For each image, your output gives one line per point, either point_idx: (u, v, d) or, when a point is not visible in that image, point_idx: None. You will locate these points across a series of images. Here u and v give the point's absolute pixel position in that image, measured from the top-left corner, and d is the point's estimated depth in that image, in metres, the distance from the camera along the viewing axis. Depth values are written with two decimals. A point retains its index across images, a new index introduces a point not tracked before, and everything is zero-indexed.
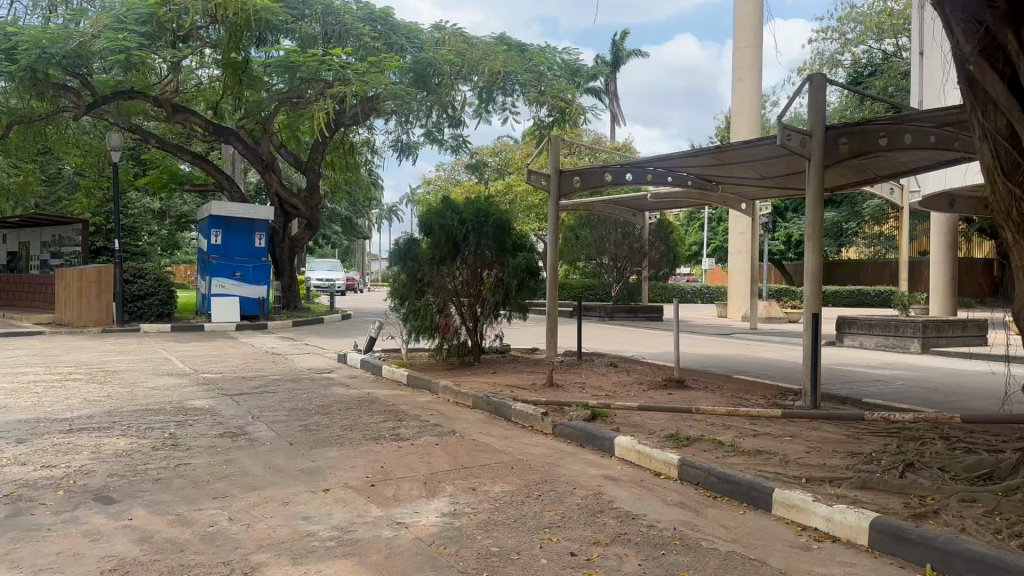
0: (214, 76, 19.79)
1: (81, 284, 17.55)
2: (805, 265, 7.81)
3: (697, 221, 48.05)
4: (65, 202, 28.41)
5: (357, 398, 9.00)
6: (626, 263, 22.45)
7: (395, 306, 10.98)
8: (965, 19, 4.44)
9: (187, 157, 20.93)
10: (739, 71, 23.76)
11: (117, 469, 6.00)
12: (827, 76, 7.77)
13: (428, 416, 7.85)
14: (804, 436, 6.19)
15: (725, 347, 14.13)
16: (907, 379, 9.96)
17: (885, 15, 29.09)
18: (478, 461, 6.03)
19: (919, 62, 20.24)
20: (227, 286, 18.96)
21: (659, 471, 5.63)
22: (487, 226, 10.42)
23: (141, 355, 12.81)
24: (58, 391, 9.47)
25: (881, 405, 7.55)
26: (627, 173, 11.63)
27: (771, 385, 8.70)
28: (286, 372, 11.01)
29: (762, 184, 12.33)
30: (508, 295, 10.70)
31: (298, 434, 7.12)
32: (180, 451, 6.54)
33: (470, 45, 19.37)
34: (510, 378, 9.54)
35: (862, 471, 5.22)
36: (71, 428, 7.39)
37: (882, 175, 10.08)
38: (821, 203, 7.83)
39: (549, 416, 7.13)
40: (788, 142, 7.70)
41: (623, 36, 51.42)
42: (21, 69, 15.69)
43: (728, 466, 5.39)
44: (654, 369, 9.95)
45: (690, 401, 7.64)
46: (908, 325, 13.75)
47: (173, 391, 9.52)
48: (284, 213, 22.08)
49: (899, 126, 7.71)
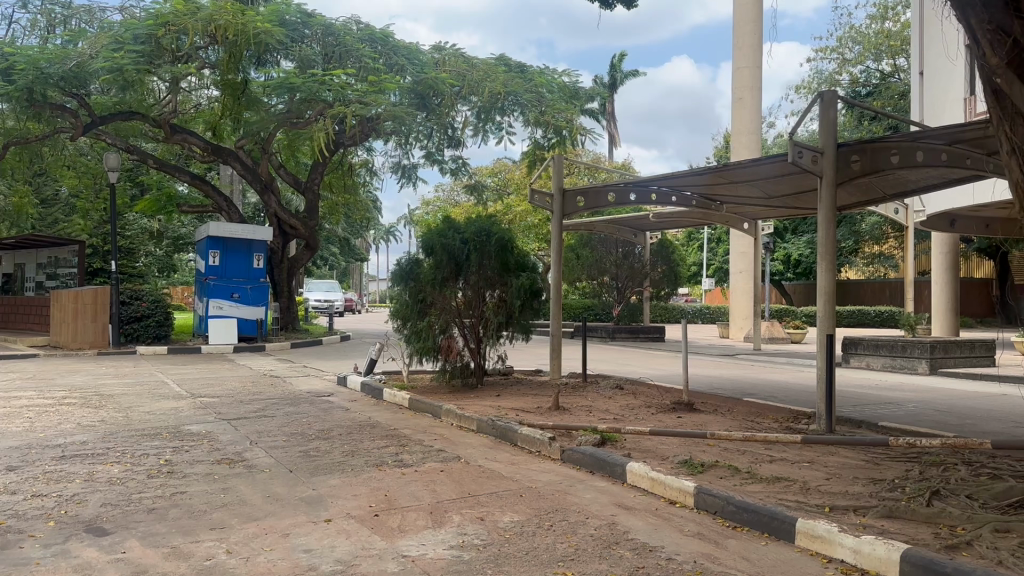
0: (214, 97, 19.64)
1: (76, 306, 17.31)
2: (818, 284, 7.64)
3: (696, 241, 48.04)
4: (62, 224, 28.21)
5: (356, 422, 8.77)
6: (626, 284, 22.28)
7: (396, 327, 10.76)
8: (991, 30, 4.33)
9: (185, 177, 20.78)
10: (738, 92, 23.73)
11: (111, 498, 5.77)
12: (838, 93, 7.63)
13: (431, 441, 7.63)
14: (823, 462, 5.99)
15: (731, 368, 13.91)
16: (919, 401, 9.75)
17: (883, 35, 29.75)
18: (485, 489, 5.81)
19: (918, 80, 20.24)
20: (224, 307, 18.74)
21: (674, 500, 5.43)
22: (488, 245, 10.25)
23: (137, 379, 12.56)
24: (51, 415, 9.22)
25: (898, 430, 7.33)
26: (630, 192, 11.50)
27: (783, 408, 8.48)
28: (285, 396, 10.77)
29: (767, 203, 12.20)
30: (512, 315, 10.48)
31: (297, 460, 6.89)
32: (176, 479, 6.31)
33: (469, 65, 19.43)
34: (515, 401, 9.30)
35: (887, 500, 5.02)
36: (64, 455, 7.16)
37: (891, 194, 9.93)
38: (834, 221, 7.67)
39: (556, 441, 6.91)
40: (799, 159, 7.55)
41: (621, 58, 51.87)
42: (17, 89, 15.58)
43: (746, 494, 5.18)
44: (662, 392, 9.71)
45: (701, 425, 7.41)
46: (916, 345, 13.54)
47: (169, 415, 9.29)
48: (283, 234, 21.89)
49: (911, 143, 7.55)
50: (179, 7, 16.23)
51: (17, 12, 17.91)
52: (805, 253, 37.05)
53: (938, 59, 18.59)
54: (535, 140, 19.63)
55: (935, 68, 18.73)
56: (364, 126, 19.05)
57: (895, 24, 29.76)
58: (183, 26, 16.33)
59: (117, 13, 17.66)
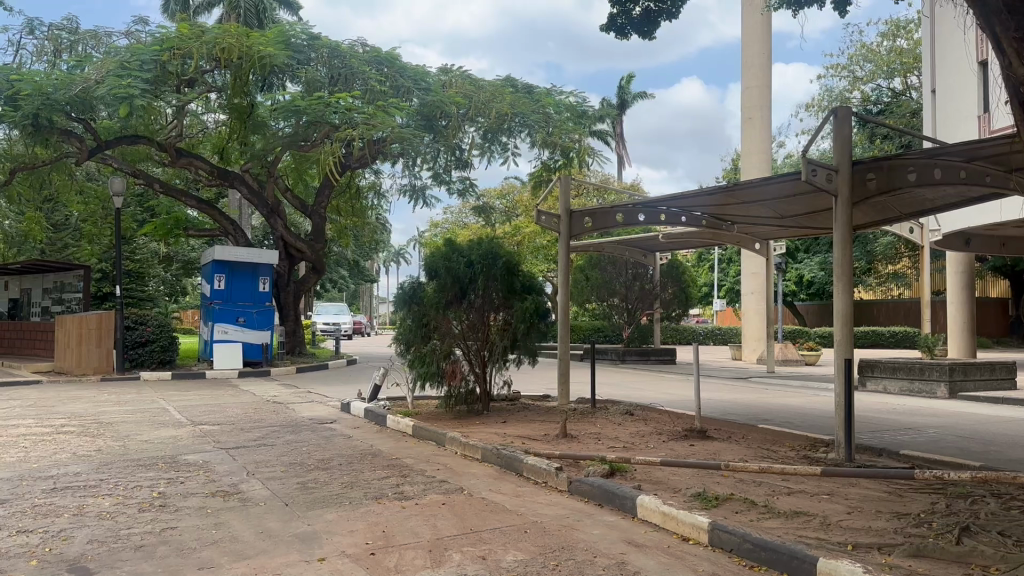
0: (221, 120, 19.56)
1: (81, 331, 17.14)
2: (834, 307, 7.35)
3: (706, 262, 47.72)
4: (71, 249, 28.16)
5: (358, 451, 8.50)
6: (637, 305, 21.96)
7: (400, 351, 10.50)
8: (1017, 39, 4.14)
9: (191, 202, 20.62)
10: (748, 111, 23.56)
11: (99, 534, 5.52)
12: (852, 109, 7.37)
13: (434, 471, 7.36)
14: (843, 494, 5.69)
15: (744, 391, 13.56)
16: (941, 427, 9.40)
17: (895, 53, 29.73)
18: (488, 524, 5.54)
19: (930, 98, 20.13)
20: (230, 331, 18.63)
21: (688, 536, 5.13)
22: (492, 267, 10.04)
23: (138, 406, 12.30)
24: (47, 445, 9.01)
25: (921, 460, 7.00)
26: (640, 213, 11.25)
27: (800, 435, 8.16)
28: (286, 423, 10.52)
29: (778, 222, 11.97)
30: (517, 338, 10.28)
31: (293, 492, 6.64)
32: (168, 513, 6.06)
33: (476, 87, 19.28)
34: (521, 428, 9.02)
35: (913, 537, 4.72)
36: (55, 487, 6.91)
37: (907, 213, 9.66)
38: (850, 242, 7.42)
39: (564, 471, 6.63)
40: (812, 177, 7.31)
41: (629, 79, 51.92)
42: (24, 115, 15.48)
43: (764, 531, 4.88)
44: (673, 418, 9.40)
45: (714, 454, 7.12)
46: (934, 368, 13.20)
47: (168, 444, 9.04)
48: (290, 257, 21.77)
49: (928, 160, 7.28)
50: (185, 32, 16.35)
51: (25, 38, 17.91)
52: (817, 274, 36.64)
53: (949, 77, 18.47)
54: (543, 161, 19.55)
55: (946, 86, 18.61)
56: (371, 149, 18.93)
57: (908, 41, 29.61)
58: (188, 49, 16.30)
59: (124, 38, 17.60)
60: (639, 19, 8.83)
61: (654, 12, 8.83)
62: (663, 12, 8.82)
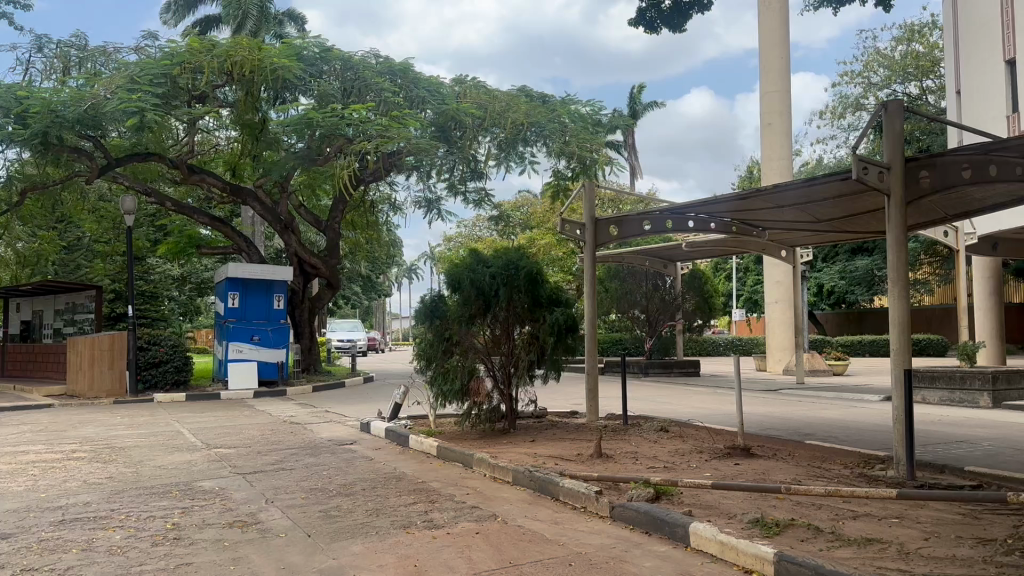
0: (234, 136, 19.27)
1: (93, 352, 16.77)
2: (889, 313, 6.89)
3: (722, 271, 47.10)
4: (83, 269, 27.91)
5: (381, 474, 8.08)
6: (659, 316, 21.49)
7: (421, 368, 10.07)
8: None
9: (204, 218, 20.33)
10: (767, 117, 23.10)
11: (107, 572, 5.10)
12: (904, 102, 6.96)
13: (464, 497, 6.91)
14: (914, 518, 5.22)
15: (778, 404, 13.03)
16: (996, 439, 8.86)
17: (910, 56, 29.28)
18: (528, 556, 5.09)
19: (954, 98, 19.60)
20: (244, 350, 18.21)
21: (751, 568, 4.67)
22: (517, 279, 9.58)
23: (152, 429, 11.91)
24: (57, 472, 8.62)
25: (988, 478, 6.53)
26: (666, 220, 10.82)
27: (852, 451, 7.65)
28: (304, 445, 10.11)
29: (811, 228, 11.51)
30: (544, 353, 9.77)
31: (316, 522, 6.20)
32: (182, 547, 5.65)
33: (492, 97, 18.80)
34: (552, 447, 8.59)
35: (1007, 567, 4.24)
36: (63, 520, 6.50)
37: (951, 215, 9.21)
38: (904, 243, 6.95)
39: (604, 495, 6.18)
40: (864, 175, 6.78)
41: (640, 89, 51.69)
42: (32, 133, 15.05)
43: (838, 563, 4.39)
44: (712, 435, 8.91)
45: (764, 474, 6.67)
46: (976, 377, 12.69)
47: (183, 470, 8.63)
48: (304, 274, 21.34)
49: (985, 156, 6.82)
50: (195, 46, 16.11)
51: (33, 55, 17.71)
52: (837, 283, 36.13)
53: (975, 77, 17.96)
54: (558, 171, 19.41)
55: (973, 85, 18.08)
56: (385, 163, 18.57)
57: (923, 45, 29.31)
58: (198, 63, 16.04)
59: (133, 54, 17.37)
60: (669, 13, 9.20)
61: (685, 5, 9.18)
62: (695, 5, 9.17)
